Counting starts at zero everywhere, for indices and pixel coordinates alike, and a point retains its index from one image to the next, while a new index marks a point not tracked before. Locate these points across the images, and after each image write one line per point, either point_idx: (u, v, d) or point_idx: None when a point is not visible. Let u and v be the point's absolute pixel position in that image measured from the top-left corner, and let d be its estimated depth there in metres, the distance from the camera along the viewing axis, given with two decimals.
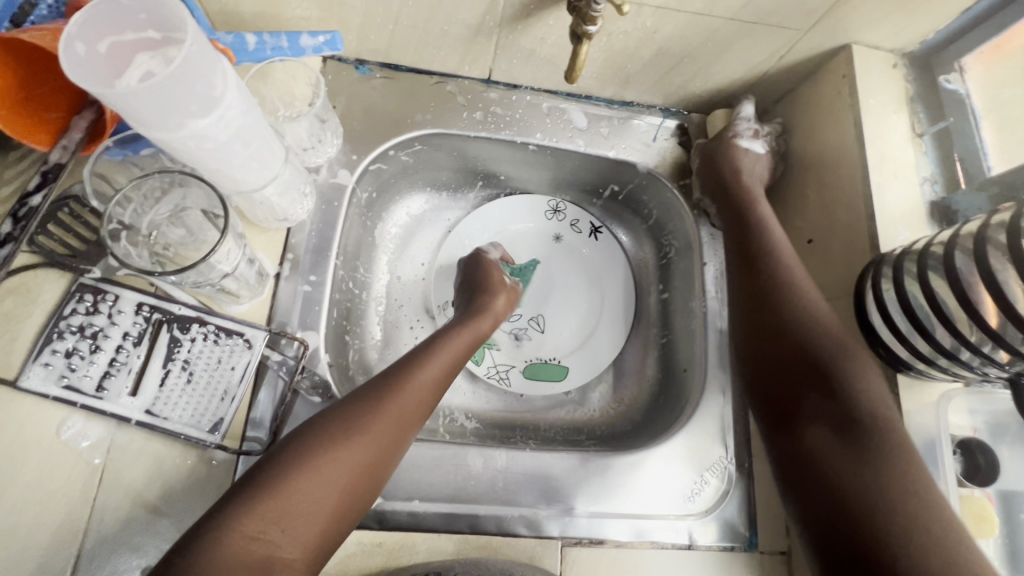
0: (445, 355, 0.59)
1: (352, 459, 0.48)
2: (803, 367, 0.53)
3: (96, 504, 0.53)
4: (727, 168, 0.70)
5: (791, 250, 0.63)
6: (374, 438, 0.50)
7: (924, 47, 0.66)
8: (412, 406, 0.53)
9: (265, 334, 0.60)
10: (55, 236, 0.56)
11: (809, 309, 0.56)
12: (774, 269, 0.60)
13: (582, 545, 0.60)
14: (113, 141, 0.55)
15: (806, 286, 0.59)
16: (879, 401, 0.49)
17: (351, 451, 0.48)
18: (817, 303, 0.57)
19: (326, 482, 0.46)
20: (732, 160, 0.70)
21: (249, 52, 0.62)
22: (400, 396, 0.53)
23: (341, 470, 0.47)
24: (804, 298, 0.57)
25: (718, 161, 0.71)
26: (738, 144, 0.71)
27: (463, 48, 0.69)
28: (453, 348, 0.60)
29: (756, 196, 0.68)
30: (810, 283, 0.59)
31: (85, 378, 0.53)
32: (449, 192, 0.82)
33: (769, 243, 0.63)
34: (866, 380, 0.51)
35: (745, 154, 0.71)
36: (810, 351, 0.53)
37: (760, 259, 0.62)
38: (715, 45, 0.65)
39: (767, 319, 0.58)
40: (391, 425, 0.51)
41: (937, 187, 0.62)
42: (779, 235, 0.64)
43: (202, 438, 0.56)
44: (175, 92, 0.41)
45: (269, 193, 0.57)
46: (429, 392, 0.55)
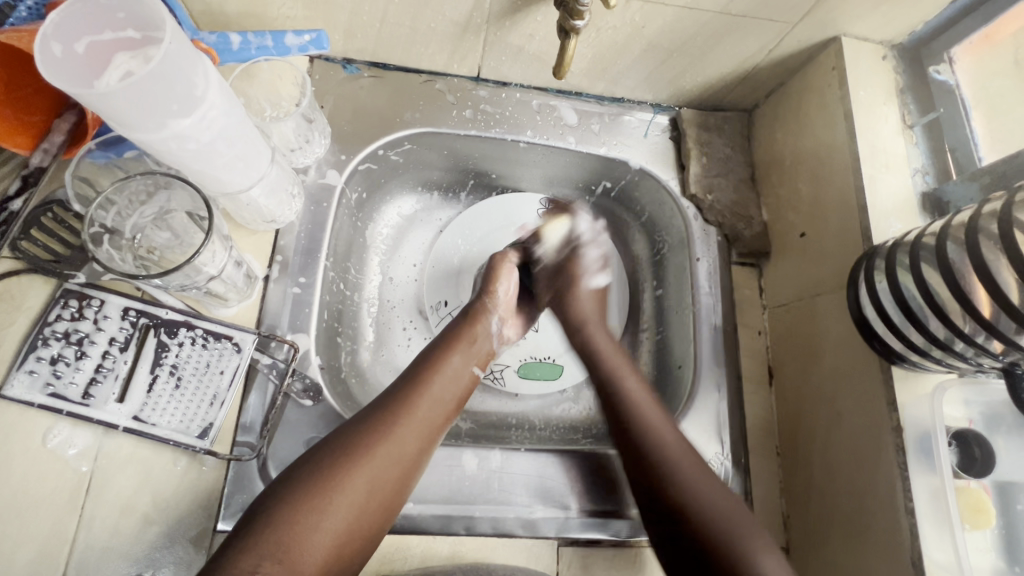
0: (454, 371, 0.59)
1: (362, 482, 0.49)
2: (693, 542, 0.49)
3: (84, 512, 0.52)
4: (568, 314, 0.70)
5: (651, 402, 0.60)
6: (382, 460, 0.50)
7: (913, 38, 0.65)
8: (421, 426, 0.54)
9: (254, 337, 0.59)
10: (39, 241, 0.54)
11: (688, 478, 0.53)
12: (644, 438, 0.56)
13: (579, 546, 0.61)
14: (96, 143, 0.54)
15: (676, 448, 0.56)
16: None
17: (360, 475, 0.49)
18: (691, 468, 0.54)
19: (335, 507, 0.47)
20: (577, 310, 0.70)
21: (233, 52, 0.61)
22: (408, 417, 0.53)
23: (350, 494, 0.48)
24: (678, 465, 0.54)
25: (567, 308, 0.71)
26: (581, 283, 0.73)
27: (451, 45, 0.68)
28: (460, 362, 0.60)
29: (599, 340, 0.67)
30: (682, 442, 0.56)
31: (71, 385, 0.53)
32: (440, 192, 0.81)
33: (632, 404, 0.60)
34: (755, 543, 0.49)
35: (587, 296, 0.72)
36: (695, 525, 0.50)
37: (630, 428, 0.58)
38: (705, 39, 0.65)
39: (649, 490, 0.54)
40: (400, 443, 0.52)
41: (928, 178, 0.62)
42: (639, 389, 0.62)
43: (191, 444, 0.55)
44: (154, 93, 0.41)
45: (255, 194, 0.57)
46: (443, 398, 0.56)
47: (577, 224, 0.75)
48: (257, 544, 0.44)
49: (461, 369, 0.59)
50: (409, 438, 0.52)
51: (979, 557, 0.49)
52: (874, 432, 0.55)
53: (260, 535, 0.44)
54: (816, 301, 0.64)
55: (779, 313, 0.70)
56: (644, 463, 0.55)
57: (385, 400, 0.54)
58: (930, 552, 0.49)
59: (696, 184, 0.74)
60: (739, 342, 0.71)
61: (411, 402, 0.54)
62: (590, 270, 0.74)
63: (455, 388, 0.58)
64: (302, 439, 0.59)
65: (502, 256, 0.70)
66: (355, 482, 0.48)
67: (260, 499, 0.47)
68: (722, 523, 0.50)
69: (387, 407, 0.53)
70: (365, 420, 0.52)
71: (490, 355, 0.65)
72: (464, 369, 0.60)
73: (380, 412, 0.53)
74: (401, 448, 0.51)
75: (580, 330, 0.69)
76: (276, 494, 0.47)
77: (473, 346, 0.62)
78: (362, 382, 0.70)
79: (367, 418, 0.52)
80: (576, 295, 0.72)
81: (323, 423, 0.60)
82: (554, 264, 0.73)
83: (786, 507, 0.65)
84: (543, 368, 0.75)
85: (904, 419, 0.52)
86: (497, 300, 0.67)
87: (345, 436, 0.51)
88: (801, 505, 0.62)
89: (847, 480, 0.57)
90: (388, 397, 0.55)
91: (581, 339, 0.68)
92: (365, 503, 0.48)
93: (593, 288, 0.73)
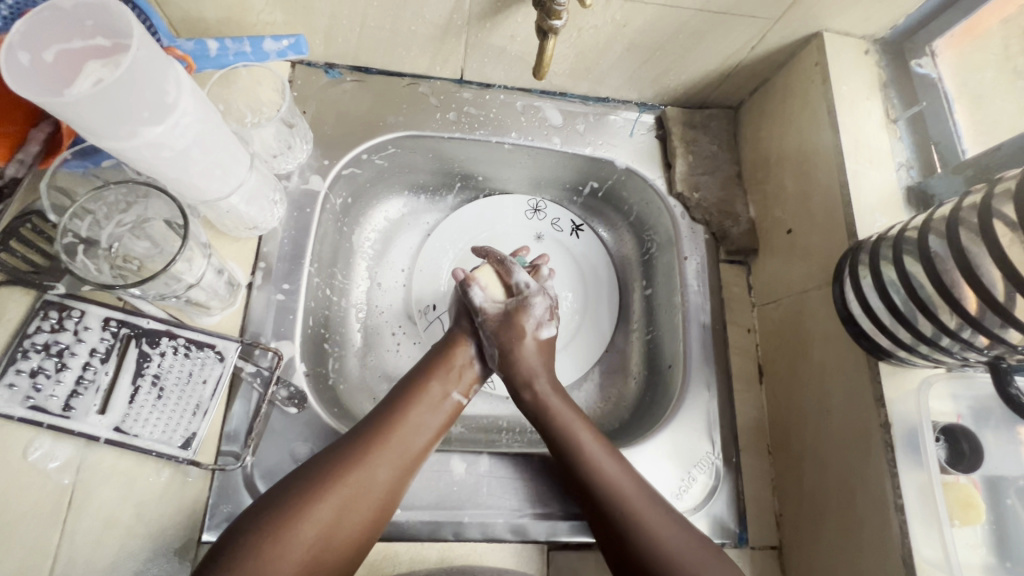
0: (433, 400, 0.58)
1: (331, 511, 0.48)
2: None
3: (66, 527, 0.51)
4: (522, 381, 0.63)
5: (609, 451, 0.58)
6: (353, 489, 0.50)
7: (896, 32, 0.65)
8: (397, 455, 0.53)
9: (237, 345, 0.59)
10: (17, 253, 0.54)
11: (654, 530, 0.53)
12: (611, 492, 0.55)
13: (570, 550, 0.61)
14: (72, 153, 0.54)
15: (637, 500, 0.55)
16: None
17: (329, 504, 0.48)
18: (648, 504, 0.54)
19: (303, 537, 0.46)
20: (522, 369, 0.63)
21: (211, 59, 0.60)
22: (382, 444, 0.53)
23: (319, 521, 0.48)
24: (635, 499, 0.55)
25: (511, 368, 0.64)
26: (524, 320, 0.66)
27: (433, 48, 0.68)
28: (442, 389, 0.59)
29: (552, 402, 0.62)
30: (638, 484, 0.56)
31: (51, 398, 0.52)
32: (427, 195, 0.81)
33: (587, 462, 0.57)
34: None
35: (530, 355, 0.64)
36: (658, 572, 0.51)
37: (595, 479, 0.56)
38: (686, 38, 0.65)
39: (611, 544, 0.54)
40: (372, 473, 0.51)
41: (913, 172, 0.62)
42: (597, 445, 0.58)
43: (174, 455, 0.54)
44: (125, 99, 0.41)
45: (235, 202, 0.56)
46: (423, 431, 0.56)
47: (517, 280, 0.68)
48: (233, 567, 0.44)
49: (441, 398, 0.59)
50: (384, 468, 0.52)
51: (970, 553, 0.48)
52: (863, 427, 0.54)
53: (231, 563, 0.44)
54: (804, 297, 0.64)
55: (768, 310, 0.69)
56: (611, 506, 0.55)
57: (364, 427, 0.54)
58: (920, 549, 0.49)
59: (683, 181, 0.74)
60: (728, 341, 0.70)
61: (387, 432, 0.54)
62: (539, 320, 0.66)
63: (436, 416, 0.58)
64: (289, 447, 0.59)
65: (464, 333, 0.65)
66: (324, 511, 0.48)
67: (236, 526, 0.47)
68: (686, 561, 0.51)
69: (363, 438, 0.53)
70: (340, 448, 0.52)
71: (474, 380, 0.64)
72: (445, 397, 0.59)
73: (356, 440, 0.53)
74: (374, 478, 0.51)
75: (533, 399, 0.62)
76: (253, 517, 0.47)
77: (456, 372, 0.62)
78: (350, 388, 0.70)
79: (343, 447, 0.52)
80: (521, 374, 0.63)
81: (308, 431, 0.60)
82: (498, 318, 0.65)
83: (778, 505, 0.64)
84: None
85: (891, 415, 0.52)
86: (477, 324, 0.66)
87: (318, 466, 0.50)
88: (792, 502, 0.62)
89: (838, 477, 0.57)
90: (365, 425, 0.54)
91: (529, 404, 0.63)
92: (334, 530, 0.48)
93: (540, 339, 0.66)
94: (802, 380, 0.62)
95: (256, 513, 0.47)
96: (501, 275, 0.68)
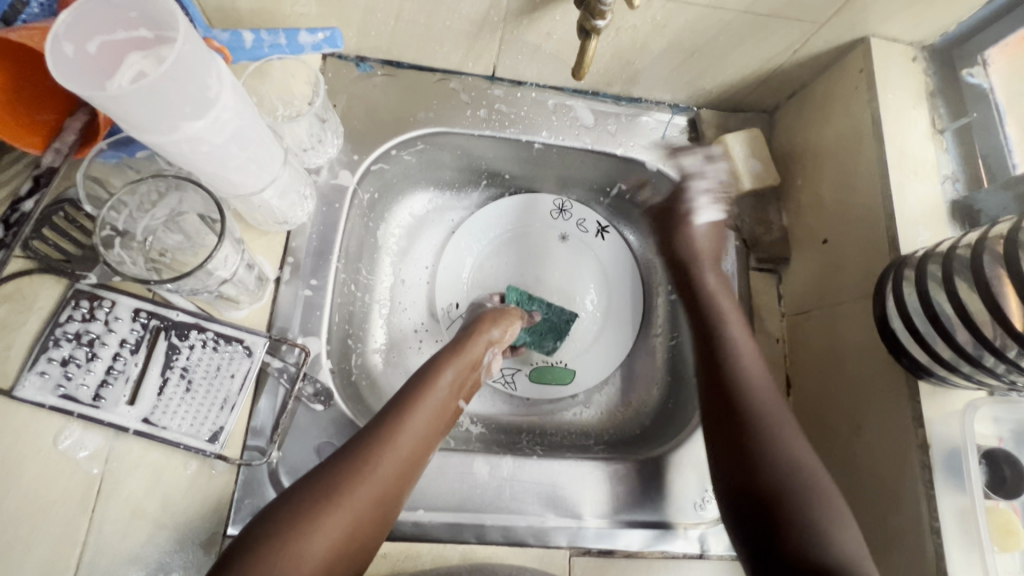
0: (440, 403, 0.57)
1: (343, 522, 0.47)
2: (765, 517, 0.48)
3: (95, 515, 0.51)
4: (704, 265, 0.67)
5: (762, 369, 0.58)
6: (365, 498, 0.49)
7: (946, 39, 0.63)
8: (404, 461, 0.52)
9: (265, 341, 0.58)
10: (49, 242, 0.54)
11: (765, 414, 0.53)
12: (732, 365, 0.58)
13: (593, 555, 0.59)
14: (107, 143, 0.53)
15: (770, 411, 0.54)
16: (793, 457, 0.50)
17: (340, 517, 0.47)
18: (759, 381, 0.56)
19: (313, 550, 0.45)
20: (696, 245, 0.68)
21: (246, 50, 0.60)
22: (388, 452, 0.51)
23: (328, 535, 0.46)
24: (746, 375, 0.57)
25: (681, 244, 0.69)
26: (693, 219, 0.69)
27: (466, 44, 0.67)
28: (447, 390, 0.58)
29: (722, 300, 0.64)
30: (761, 372, 0.58)
31: (82, 386, 0.52)
32: (452, 192, 0.80)
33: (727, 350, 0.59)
34: (802, 458, 0.50)
35: (702, 233, 0.69)
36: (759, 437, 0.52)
37: (720, 356, 0.59)
38: (728, 40, 0.63)
39: (720, 428, 0.55)
40: (382, 482, 0.50)
41: (958, 185, 0.60)
42: (737, 328, 0.61)
43: (202, 448, 0.54)
44: (168, 94, 0.40)
45: (268, 196, 0.56)
46: (428, 434, 0.55)
47: (692, 164, 0.72)
48: None
49: (447, 401, 0.58)
50: (390, 475, 0.51)
51: None
52: (898, 447, 0.53)
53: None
54: (838, 309, 0.62)
55: (798, 320, 0.68)
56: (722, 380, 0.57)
57: (368, 433, 0.52)
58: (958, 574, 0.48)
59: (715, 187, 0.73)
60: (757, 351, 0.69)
61: (395, 436, 0.52)
62: (703, 204, 0.70)
63: (436, 419, 0.56)
64: (315, 443, 0.59)
65: (520, 311, 0.70)
66: (335, 524, 0.46)
67: (241, 539, 0.45)
68: (803, 487, 0.48)
69: (367, 445, 0.51)
70: (344, 458, 0.50)
71: (476, 385, 0.64)
72: (449, 401, 0.58)
73: (362, 448, 0.51)
74: (382, 486, 0.50)
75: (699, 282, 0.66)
76: (261, 529, 0.45)
77: (463, 372, 0.61)
78: (372, 385, 0.69)
79: (348, 455, 0.50)
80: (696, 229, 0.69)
81: (334, 428, 0.60)
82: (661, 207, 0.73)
83: None
84: (546, 327, 0.74)
85: (931, 436, 0.51)
86: (493, 328, 0.66)
87: (322, 480, 0.48)
88: None
89: (867, 494, 0.56)
90: (370, 431, 0.52)
91: (703, 287, 0.66)
92: (344, 543, 0.47)
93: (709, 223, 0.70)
94: (833, 395, 0.61)
95: (261, 530, 0.45)
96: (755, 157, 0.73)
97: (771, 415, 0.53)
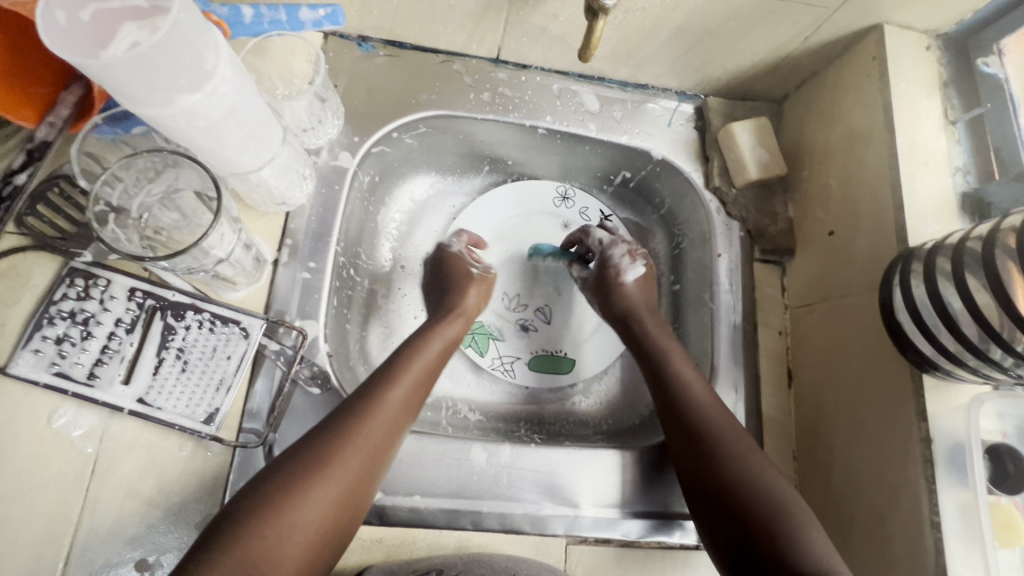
0: (425, 369, 0.58)
1: (340, 477, 0.48)
2: (743, 542, 0.48)
3: (89, 494, 0.51)
4: (649, 313, 0.68)
5: (706, 392, 0.59)
6: (359, 456, 0.50)
7: (961, 27, 0.62)
8: (393, 421, 0.53)
9: (262, 323, 0.58)
10: (44, 217, 0.54)
11: (718, 436, 0.55)
12: (680, 392, 0.59)
13: (589, 544, 0.59)
14: (102, 118, 0.52)
15: (724, 434, 0.55)
16: (754, 477, 0.51)
17: (336, 472, 0.48)
18: (708, 402, 0.58)
19: (313, 501, 0.46)
20: (631, 304, 0.68)
21: (245, 25, 0.58)
22: (380, 412, 0.52)
23: (325, 489, 0.47)
24: (695, 399, 0.58)
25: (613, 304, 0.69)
26: (624, 279, 0.70)
27: (471, 24, 0.65)
28: (433, 358, 0.60)
29: (659, 335, 0.65)
30: (706, 393, 0.59)
31: (76, 365, 0.51)
32: (454, 176, 0.79)
33: (673, 377, 0.60)
34: (760, 474, 0.52)
35: (634, 290, 0.69)
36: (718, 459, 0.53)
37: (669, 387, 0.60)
38: (738, 25, 0.62)
39: (684, 452, 0.56)
40: (373, 447, 0.51)
41: (969, 177, 0.59)
42: (679, 359, 0.62)
43: (197, 429, 0.54)
44: (162, 64, 0.39)
45: (266, 175, 0.55)
46: (415, 395, 0.56)
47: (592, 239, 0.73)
48: (238, 537, 0.42)
49: (432, 367, 0.59)
50: (381, 433, 0.52)
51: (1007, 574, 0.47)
52: (900, 440, 0.52)
53: (237, 532, 0.43)
54: (843, 303, 0.61)
55: (801, 313, 0.67)
56: (676, 408, 0.58)
57: (358, 397, 0.53)
58: (959, 568, 0.47)
59: (721, 176, 0.72)
60: (759, 343, 0.68)
61: (384, 397, 0.54)
62: (623, 265, 0.70)
63: (423, 385, 0.58)
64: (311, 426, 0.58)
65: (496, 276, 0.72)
66: (332, 478, 0.47)
67: (239, 498, 0.45)
68: (770, 507, 0.49)
69: (360, 406, 0.52)
70: (336, 420, 0.51)
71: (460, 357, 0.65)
72: (434, 367, 0.60)
73: (353, 411, 0.52)
74: (375, 443, 0.51)
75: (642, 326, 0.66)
76: (259, 486, 0.46)
77: (446, 344, 0.63)
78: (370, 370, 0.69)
79: (341, 416, 0.51)
80: (631, 291, 0.69)
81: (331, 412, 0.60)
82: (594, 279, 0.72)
83: None
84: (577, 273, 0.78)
85: (935, 430, 0.50)
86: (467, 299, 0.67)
87: (315, 445, 0.49)
88: (818, 509, 0.61)
89: (868, 486, 0.55)
90: (359, 394, 0.54)
91: (645, 333, 0.66)
92: (343, 497, 0.48)
93: (634, 279, 0.70)
94: (836, 388, 0.61)
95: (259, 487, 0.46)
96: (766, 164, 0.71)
97: (725, 441, 0.54)
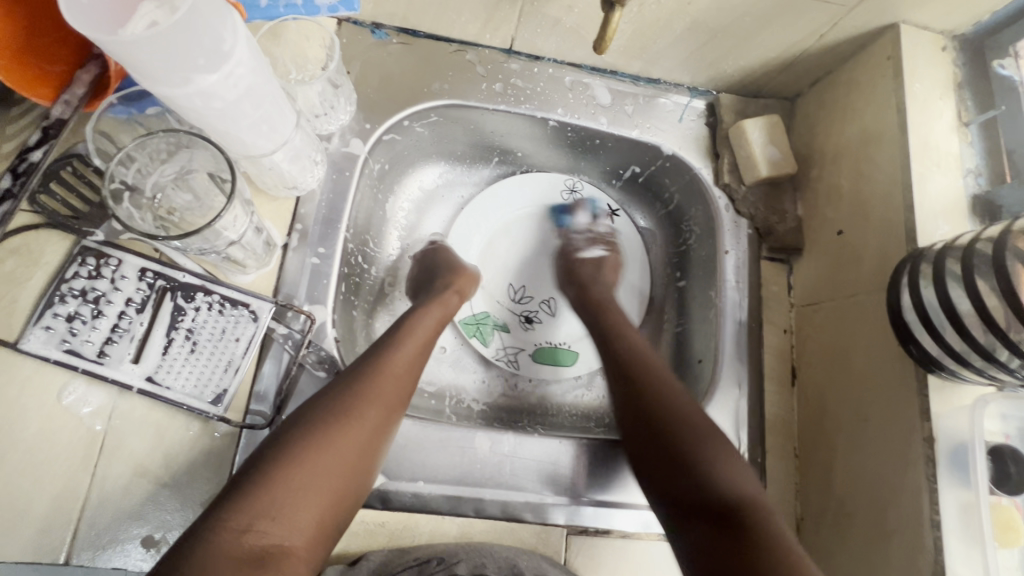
0: (423, 335, 0.59)
1: (351, 436, 0.49)
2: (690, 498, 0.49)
3: (97, 470, 0.51)
4: (598, 289, 0.70)
5: (644, 343, 0.62)
6: (369, 417, 0.51)
7: (978, 29, 0.62)
8: (399, 382, 0.54)
9: (271, 306, 0.58)
10: (57, 196, 0.54)
11: (650, 380, 0.57)
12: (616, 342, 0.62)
13: (589, 535, 0.60)
14: (117, 98, 0.53)
15: (661, 377, 0.57)
16: (684, 412, 0.54)
17: (347, 432, 0.49)
18: (645, 351, 0.60)
19: (326, 460, 0.47)
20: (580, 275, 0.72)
21: (261, 9, 0.59)
22: (385, 374, 0.53)
23: (338, 448, 0.48)
24: (632, 350, 0.60)
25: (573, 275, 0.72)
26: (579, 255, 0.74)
27: (485, 14, 0.65)
28: (429, 326, 0.61)
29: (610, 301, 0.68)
30: (641, 343, 0.62)
31: (86, 343, 0.52)
32: (463, 166, 0.79)
33: (616, 333, 0.63)
34: (688, 413, 0.54)
35: (586, 265, 0.73)
36: (650, 399, 0.55)
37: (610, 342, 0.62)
38: (754, 21, 0.62)
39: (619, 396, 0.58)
40: (386, 404, 0.52)
41: (980, 180, 0.59)
42: (621, 319, 0.65)
43: (205, 410, 0.54)
44: (180, 43, 0.39)
45: (278, 159, 0.55)
46: (417, 358, 0.57)
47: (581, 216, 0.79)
48: (256, 493, 0.43)
49: (429, 332, 0.60)
50: (388, 394, 0.53)
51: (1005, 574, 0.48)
52: (903, 437, 0.53)
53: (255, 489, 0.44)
54: (850, 302, 0.61)
55: (808, 311, 0.67)
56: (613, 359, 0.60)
57: (364, 361, 0.54)
58: (957, 567, 0.48)
59: (730, 173, 0.71)
60: (765, 341, 0.68)
61: (387, 361, 0.54)
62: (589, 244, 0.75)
63: (423, 349, 0.58)
64: None
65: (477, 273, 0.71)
66: (344, 438, 0.48)
67: (255, 458, 0.46)
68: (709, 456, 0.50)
69: (367, 369, 0.53)
70: (344, 385, 0.52)
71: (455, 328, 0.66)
72: (430, 333, 0.61)
73: (358, 375, 0.53)
74: (381, 403, 0.52)
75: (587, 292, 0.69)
76: (274, 447, 0.47)
77: (443, 313, 0.63)
78: None
79: (350, 380, 0.52)
80: (584, 264, 0.73)
81: None
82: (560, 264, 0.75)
83: (800, 509, 0.63)
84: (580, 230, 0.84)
85: (938, 431, 0.51)
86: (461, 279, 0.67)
87: (328, 404, 0.50)
88: (817, 505, 0.61)
89: (870, 484, 0.56)
90: (365, 358, 0.54)
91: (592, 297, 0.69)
92: (356, 455, 0.49)
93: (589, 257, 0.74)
94: (842, 386, 0.61)
95: (272, 448, 0.47)
96: (781, 162, 0.71)
97: (656, 383, 0.56)
